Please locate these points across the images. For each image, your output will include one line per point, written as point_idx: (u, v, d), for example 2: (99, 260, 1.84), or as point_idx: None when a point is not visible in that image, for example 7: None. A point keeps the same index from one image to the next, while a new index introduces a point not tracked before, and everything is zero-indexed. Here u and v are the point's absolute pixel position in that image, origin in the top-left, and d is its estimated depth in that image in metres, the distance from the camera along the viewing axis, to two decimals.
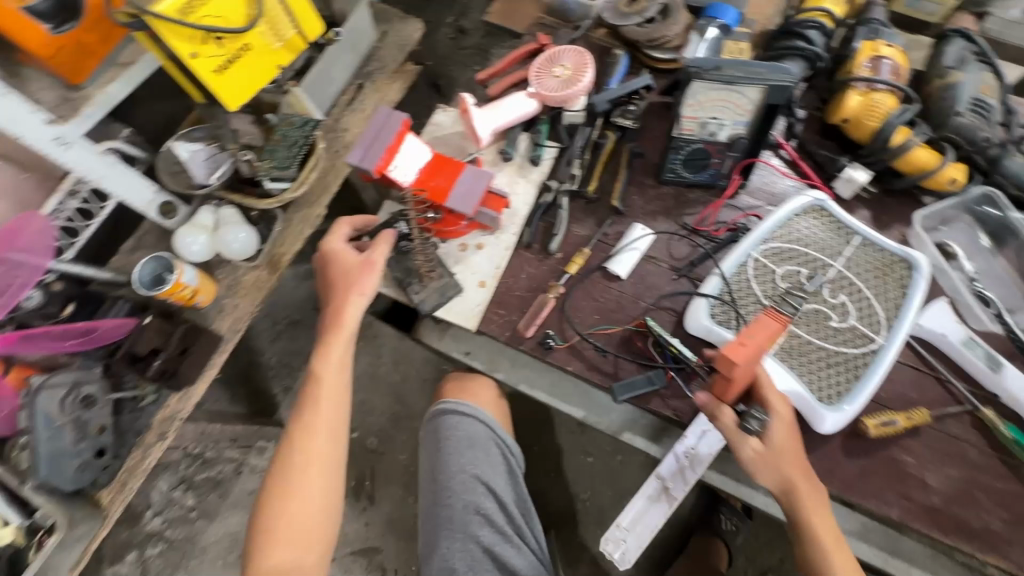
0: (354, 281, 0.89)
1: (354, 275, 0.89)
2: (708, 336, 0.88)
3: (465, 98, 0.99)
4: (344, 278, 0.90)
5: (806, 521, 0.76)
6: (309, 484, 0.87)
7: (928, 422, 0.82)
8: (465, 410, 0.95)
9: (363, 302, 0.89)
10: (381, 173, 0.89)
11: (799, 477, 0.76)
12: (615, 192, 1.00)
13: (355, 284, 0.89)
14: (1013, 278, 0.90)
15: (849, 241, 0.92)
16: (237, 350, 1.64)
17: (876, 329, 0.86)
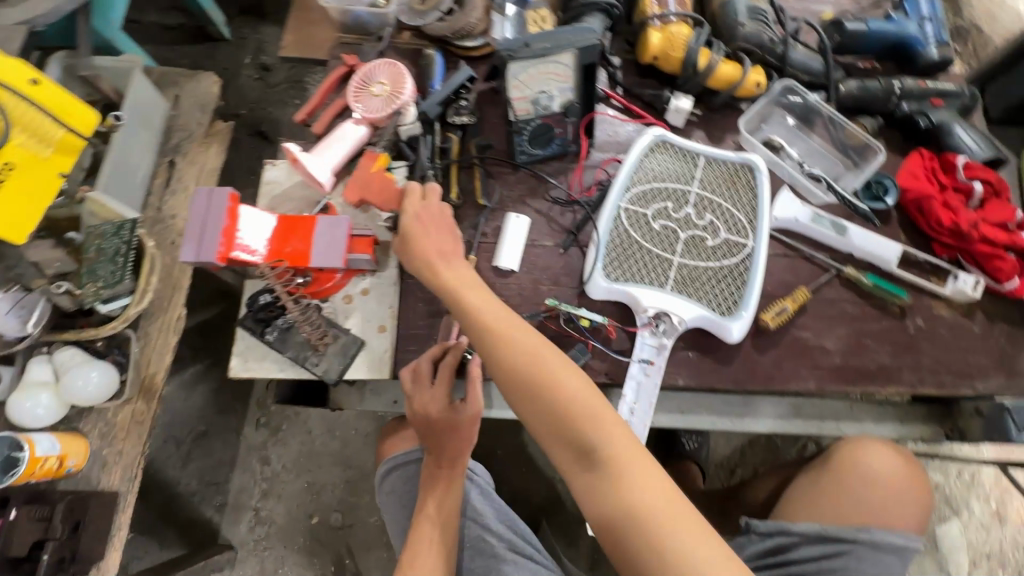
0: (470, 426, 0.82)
1: (471, 415, 0.81)
2: (611, 295, 0.91)
3: (290, 147, 0.91)
4: (454, 433, 0.81)
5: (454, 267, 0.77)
6: None
7: (810, 297, 0.92)
8: (415, 456, 0.89)
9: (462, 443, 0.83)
10: (226, 260, 0.79)
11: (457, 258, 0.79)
12: (478, 191, 0.98)
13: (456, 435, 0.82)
14: (829, 150, 1.02)
15: (697, 164, 0.98)
16: (147, 490, 1.43)
17: (744, 234, 0.94)
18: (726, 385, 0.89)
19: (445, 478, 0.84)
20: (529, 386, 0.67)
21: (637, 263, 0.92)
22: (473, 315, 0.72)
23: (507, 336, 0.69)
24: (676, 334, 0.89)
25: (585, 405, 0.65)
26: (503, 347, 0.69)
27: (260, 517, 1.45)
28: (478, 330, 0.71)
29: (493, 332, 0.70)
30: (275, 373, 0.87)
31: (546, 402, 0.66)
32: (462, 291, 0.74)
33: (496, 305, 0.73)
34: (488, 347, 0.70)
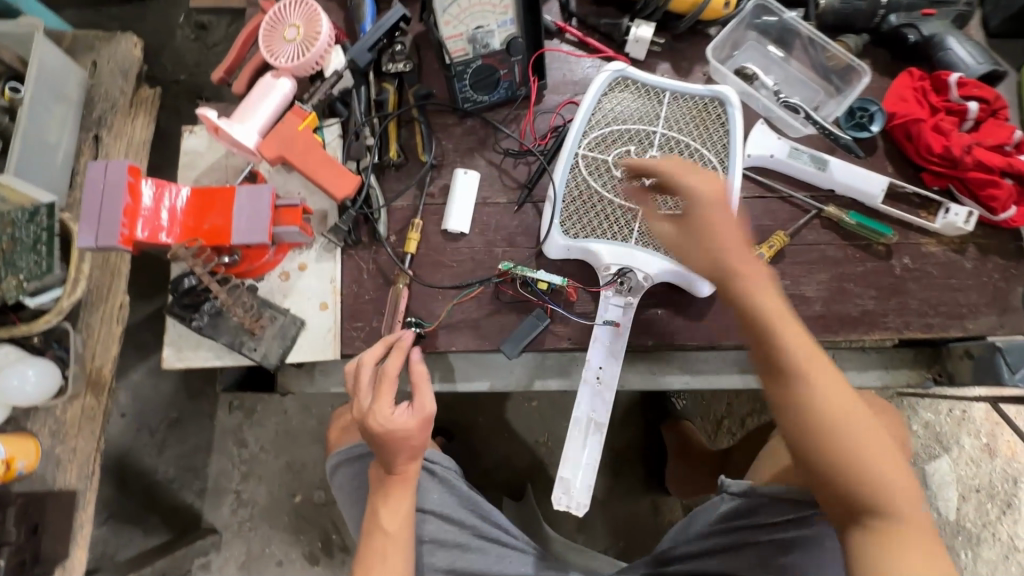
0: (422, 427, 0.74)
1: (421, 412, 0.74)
2: (570, 254, 0.84)
3: (204, 113, 0.78)
4: (408, 445, 0.73)
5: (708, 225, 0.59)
6: None
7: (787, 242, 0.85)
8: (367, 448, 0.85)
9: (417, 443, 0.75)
10: (133, 243, 0.71)
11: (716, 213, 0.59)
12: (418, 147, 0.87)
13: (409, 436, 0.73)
14: (809, 76, 0.92)
15: (661, 101, 0.88)
16: (124, 481, 1.40)
17: (714, 176, 0.85)
18: (696, 342, 0.83)
19: (400, 473, 0.78)
20: (770, 332, 0.56)
21: (598, 217, 0.84)
22: (730, 233, 0.59)
23: (733, 275, 0.58)
24: (642, 291, 0.82)
25: (807, 359, 0.56)
26: (743, 279, 0.57)
27: (241, 500, 1.43)
28: (710, 259, 0.59)
29: (726, 260, 0.58)
30: (214, 361, 0.81)
31: (778, 363, 0.56)
32: (714, 205, 0.59)
33: (739, 233, 0.59)
34: (730, 287, 0.58)
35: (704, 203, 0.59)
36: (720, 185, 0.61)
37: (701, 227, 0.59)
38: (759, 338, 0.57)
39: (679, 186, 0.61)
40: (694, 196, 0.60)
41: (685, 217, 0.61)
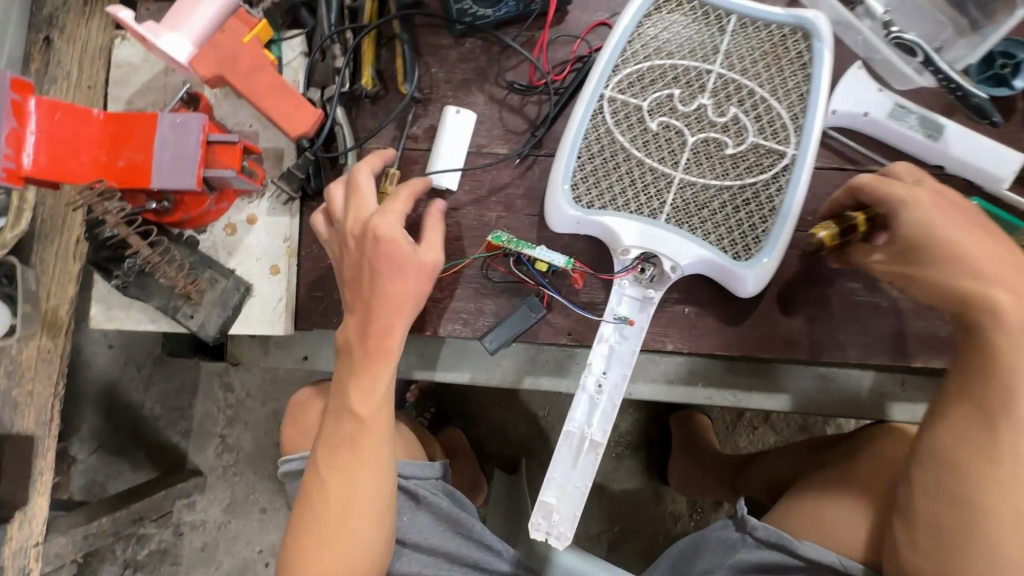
0: (387, 366, 0.61)
1: (373, 385, 0.60)
2: (579, 229, 0.66)
3: (117, 11, 0.57)
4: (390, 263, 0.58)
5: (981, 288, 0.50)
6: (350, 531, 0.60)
7: None
8: None
9: (410, 293, 0.59)
10: (21, 179, 0.56)
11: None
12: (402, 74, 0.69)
13: (398, 270, 0.58)
14: (935, 1, 0.66)
15: (724, 28, 0.66)
16: (111, 411, 1.36)
17: (782, 138, 0.64)
18: (728, 352, 0.66)
19: (345, 485, 0.61)
20: (1014, 376, 0.48)
21: (620, 182, 0.65)
22: (973, 265, 0.51)
23: (988, 299, 0.49)
24: (667, 284, 0.64)
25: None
26: (1000, 327, 0.49)
27: (226, 444, 1.39)
28: (955, 285, 0.51)
29: (995, 299, 0.49)
30: (148, 325, 0.69)
31: (992, 411, 0.48)
32: (944, 229, 0.52)
33: (1002, 249, 0.51)
34: (976, 320, 0.50)
35: (926, 229, 0.52)
36: (955, 203, 0.53)
37: (936, 253, 0.52)
38: (980, 371, 0.50)
39: (894, 207, 0.54)
40: (920, 233, 0.53)
41: (902, 240, 0.54)
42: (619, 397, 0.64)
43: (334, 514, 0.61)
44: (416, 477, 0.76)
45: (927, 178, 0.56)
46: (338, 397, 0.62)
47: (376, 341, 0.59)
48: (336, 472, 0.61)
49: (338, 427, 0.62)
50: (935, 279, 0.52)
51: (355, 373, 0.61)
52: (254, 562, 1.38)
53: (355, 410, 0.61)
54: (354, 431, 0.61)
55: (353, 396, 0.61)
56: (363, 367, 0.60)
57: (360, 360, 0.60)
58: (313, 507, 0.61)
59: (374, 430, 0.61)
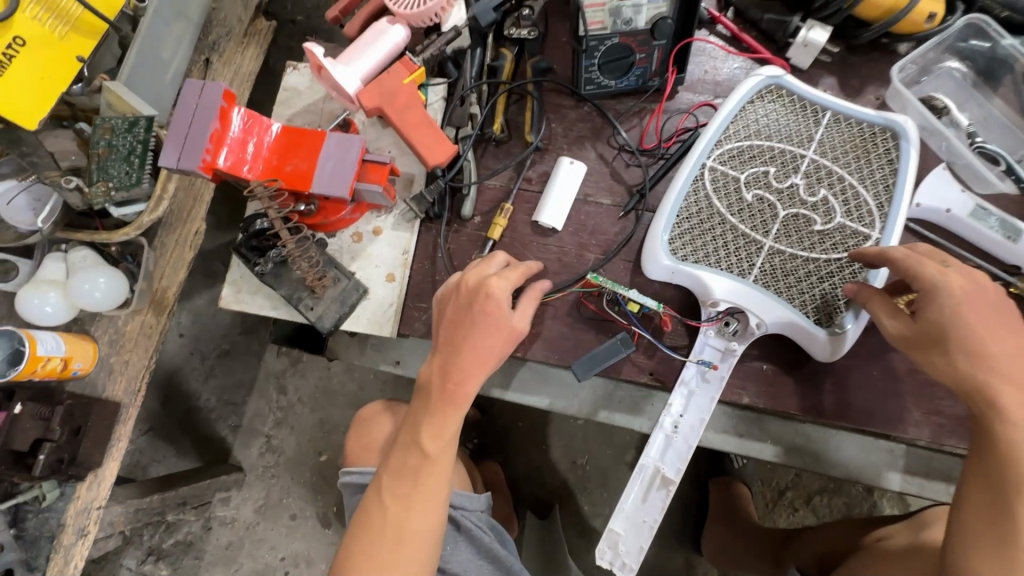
0: (458, 414, 0.64)
1: (445, 428, 0.64)
2: (672, 278, 0.72)
3: (311, 49, 0.72)
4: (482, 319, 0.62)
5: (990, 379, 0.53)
6: (400, 557, 0.62)
7: None
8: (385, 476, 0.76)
9: (494, 353, 0.63)
10: (212, 172, 0.66)
11: None
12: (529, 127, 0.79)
13: (487, 332, 0.62)
14: (1014, 121, 0.73)
15: (818, 121, 0.74)
16: (168, 398, 1.41)
17: (867, 222, 0.71)
18: (802, 413, 0.69)
19: (402, 517, 0.63)
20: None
21: (714, 242, 0.72)
22: (986, 352, 0.53)
23: (994, 391, 0.53)
24: (750, 339, 0.69)
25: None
26: (1007, 422, 0.53)
27: (271, 445, 1.44)
28: (972, 375, 0.54)
29: (999, 393, 0.53)
30: (269, 311, 0.77)
31: (1007, 497, 0.52)
32: (968, 318, 0.54)
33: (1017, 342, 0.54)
34: (982, 413, 0.54)
35: (954, 314, 0.54)
36: (983, 290, 0.55)
37: (953, 343, 0.54)
38: (994, 457, 0.53)
39: (928, 287, 0.56)
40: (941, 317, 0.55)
41: (926, 322, 0.56)
42: (695, 440, 0.67)
43: (386, 550, 0.62)
44: (464, 508, 0.78)
45: (952, 260, 0.58)
46: (406, 433, 0.66)
47: (456, 388, 0.63)
48: (393, 503, 0.63)
49: (403, 460, 0.65)
50: (950, 366, 0.55)
51: (423, 414, 0.65)
52: (274, 568, 1.38)
53: (420, 447, 0.64)
54: (416, 469, 0.64)
55: (420, 435, 0.64)
56: (437, 406, 0.64)
57: (433, 400, 0.64)
58: (367, 538, 0.62)
59: (436, 469, 0.64)
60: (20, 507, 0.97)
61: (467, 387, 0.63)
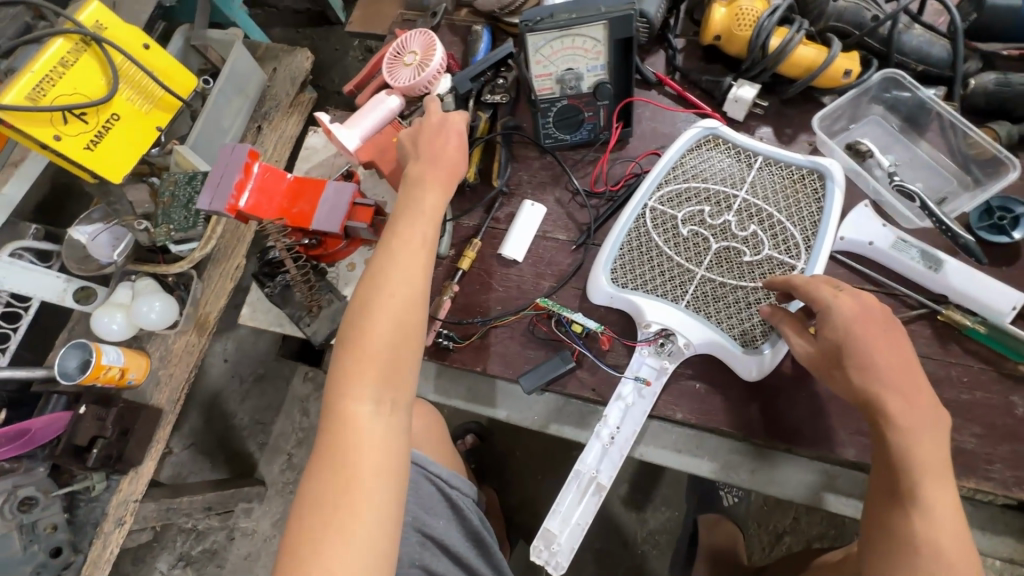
0: (425, 248, 0.72)
1: (416, 260, 0.70)
2: (612, 303, 0.80)
3: (321, 118, 0.89)
4: (444, 149, 0.77)
5: (880, 391, 0.60)
6: (401, 362, 0.66)
7: None
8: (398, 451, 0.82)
9: (448, 175, 0.76)
10: (235, 212, 0.83)
11: (922, 422, 0.59)
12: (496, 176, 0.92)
13: (449, 156, 0.77)
14: (939, 161, 0.79)
15: (751, 164, 0.82)
16: (211, 417, 1.61)
17: (794, 253, 0.77)
18: (734, 429, 0.75)
19: (389, 344, 0.65)
20: (918, 471, 0.58)
21: (652, 273, 0.80)
22: (875, 368, 0.60)
23: (882, 404, 0.60)
24: (681, 359, 0.76)
25: (935, 474, 0.58)
26: (893, 428, 0.59)
27: (291, 462, 1.58)
28: (862, 387, 0.61)
29: (887, 403, 0.60)
30: (276, 328, 0.93)
31: (902, 496, 0.59)
32: (858, 336, 0.61)
33: (901, 356, 0.61)
34: (878, 425, 0.60)
35: (847, 334, 0.61)
36: (871, 308, 0.62)
37: (847, 360, 0.61)
38: (889, 458, 0.60)
39: (823, 310, 0.63)
40: (836, 334, 0.62)
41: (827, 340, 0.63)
42: (628, 448, 0.74)
43: (385, 356, 0.65)
44: (460, 491, 0.85)
45: (847, 284, 0.65)
46: (377, 271, 0.69)
47: (422, 219, 0.73)
48: (380, 334, 0.65)
49: (379, 293, 0.67)
50: (847, 380, 0.62)
51: (395, 247, 0.70)
52: None
53: (397, 281, 0.68)
54: (396, 299, 0.67)
55: (396, 267, 0.69)
56: (408, 237, 0.71)
57: (404, 233, 0.71)
58: (357, 371, 0.64)
59: (414, 300, 0.68)
60: (75, 496, 1.15)
61: (425, 211, 0.73)
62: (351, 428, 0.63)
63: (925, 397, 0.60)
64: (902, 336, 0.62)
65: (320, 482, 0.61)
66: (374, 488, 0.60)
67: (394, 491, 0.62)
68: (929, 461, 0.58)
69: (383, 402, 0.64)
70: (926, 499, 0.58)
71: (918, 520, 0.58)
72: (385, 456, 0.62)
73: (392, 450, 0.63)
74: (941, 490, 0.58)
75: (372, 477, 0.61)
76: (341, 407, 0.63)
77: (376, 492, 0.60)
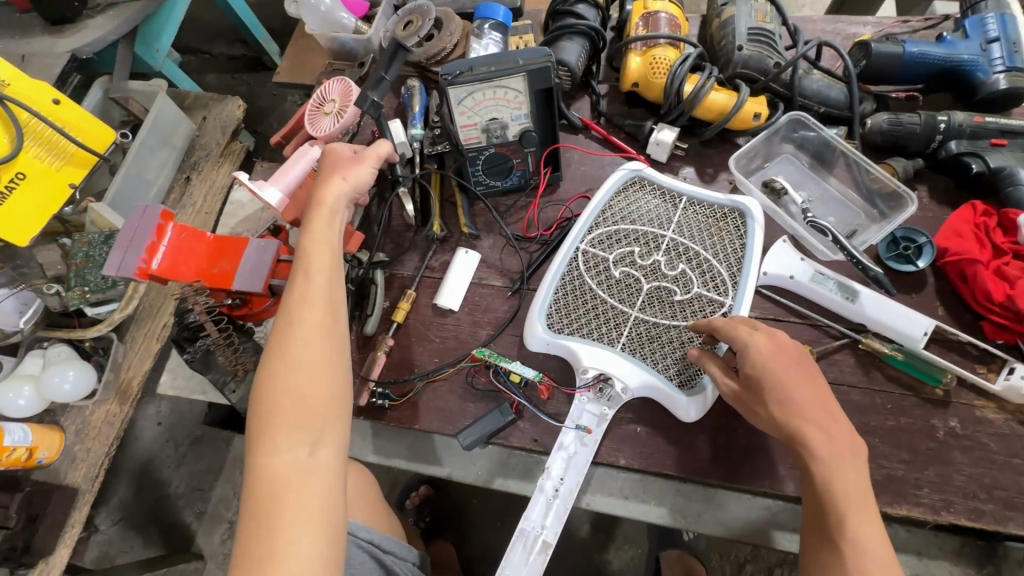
0: (333, 274, 0.66)
1: (323, 289, 0.64)
2: (550, 349, 0.79)
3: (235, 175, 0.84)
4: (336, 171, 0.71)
5: (799, 425, 0.60)
6: (311, 403, 0.59)
7: None
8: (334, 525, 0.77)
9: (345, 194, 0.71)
10: (150, 275, 0.79)
11: (843, 452, 0.59)
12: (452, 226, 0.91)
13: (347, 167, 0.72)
14: (848, 196, 0.83)
15: (677, 206, 0.84)
16: (141, 487, 1.51)
17: (722, 290, 0.78)
18: (678, 472, 0.74)
19: (298, 387, 0.59)
20: (841, 502, 0.57)
21: (587, 317, 0.79)
22: (793, 404, 0.61)
23: (804, 440, 0.60)
24: (621, 403, 0.75)
25: (858, 507, 0.57)
26: (817, 463, 0.59)
27: (233, 530, 1.46)
28: (783, 421, 0.61)
29: (809, 435, 0.59)
30: (199, 395, 0.90)
31: (832, 531, 0.57)
32: (775, 372, 0.62)
33: (817, 390, 0.62)
34: (802, 458, 0.60)
35: (762, 368, 0.62)
36: (785, 345, 0.64)
37: (768, 395, 0.62)
38: (819, 495, 0.59)
39: (742, 347, 0.64)
40: (754, 369, 0.63)
41: (746, 376, 0.64)
42: (573, 500, 0.71)
43: (293, 399, 0.58)
44: (395, 555, 0.82)
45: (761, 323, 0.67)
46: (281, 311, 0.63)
47: (325, 244, 0.67)
48: (288, 376, 0.59)
49: (285, 332, 0.61)
50: (770, 415, 0.62)
51: (294, 282, 0.65)
52: None
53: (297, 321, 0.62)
54: (303, 336, 0.61)
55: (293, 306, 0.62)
56: (310, 265, 0.65)
57: (307, 262, 0.65)
58: (269, 423, 0.58)
59: (323, 331, 0.62)
60: None
61: (324, 236, 0.67)
62: (267, 484, 0.55)
63: (843, 428, 0.60)
64: (816, 371, 0.63)
65: (242, 551, 0.53)
66: (297, 547, 0.52)
67: (325, 545, 0.54)
68: (853, 491, 0.57)
69: (301, 450, 0.57)
70: (852, 530, 0.56)
71: (849, 554, 0.55)
72: (308, 508, 0.54)
73: (319, 497, 0.55)
74: (867, 521, 0.56)
75: (295, 534, 0.53)
76: (256, 465, 0.56)
77: (299, 552, 0.52)
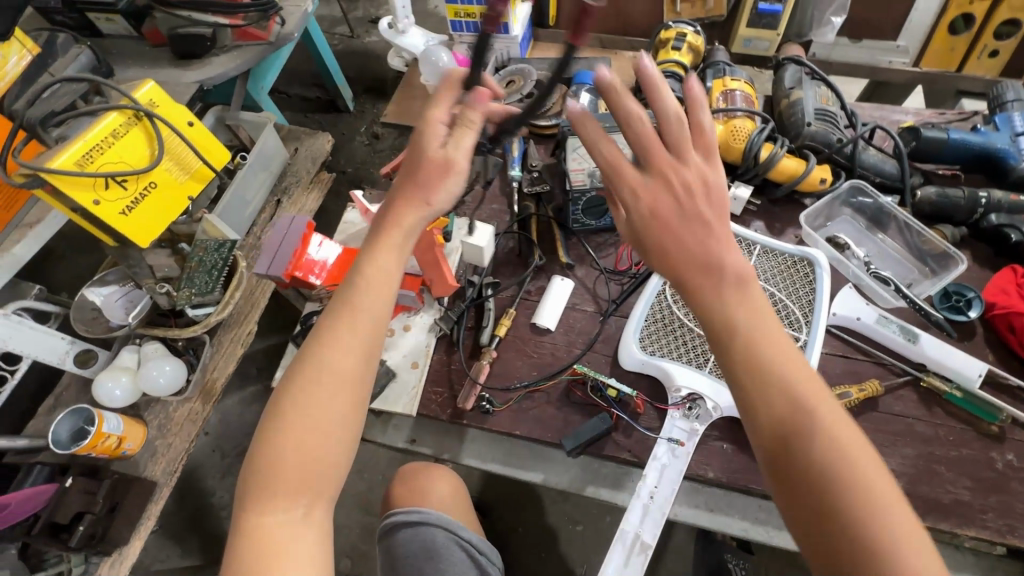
0: (378, 326, 0.62)
1: (360, 340, 0.61)
2: (643, 368, 0.88)
3: (359, 200, 1.01)
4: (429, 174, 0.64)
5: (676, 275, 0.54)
6: (319, 456, 0.58)
7: (882, 394, 0.84)
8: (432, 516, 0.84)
9: (422, 222, 0.65)
10: (292, 277, 0.90)
11: (723, 292, 0.53)
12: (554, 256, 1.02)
13: (434, 191, 0.64)
14: (903, 255, 0.96)
15: (751, 253, 0.95)
16: (183, 495, 1.53)
17: (797, 327, 0.88)
18: (762, 487, 0.81)
19: (310, 442, 0.58)
20: (731, 345, 0.51)
21: (677, 343, 0.88)
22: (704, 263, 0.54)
23: (686, 290, 0.54)
24: (710, 421, 0.83)
25: (750, 339, 0.50)
26: (709, 300, 0.53)
27: None
28: (668, 277, 0.55)
29: (691, 284, 0.54)
30: None
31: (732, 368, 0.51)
32: (657, 225, 0.55)
33: (705, 241, 0.54)
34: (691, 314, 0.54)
35: (642, 216, 0.55)
36: (673, 183, 0.55)
37: (715, 329, 0.53)
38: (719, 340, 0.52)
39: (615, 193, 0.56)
40: (634, 226, 0.56)
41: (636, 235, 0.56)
42: (668, 506, 0.78)
43: (303, 453, 0.58)
44: (488, 557, 0.86)
45: (650, 145, 0.57)
46: (309, 352, 0.61)
47: (381, 284, 0.63)
48: (300, 427, 0.58)
49: (305, 379, 0.59)
50: (727, 355, 0.52)
51: (332, 322, 0.62)
52: None
53: (326, 369, 0.59)
54: (325, 386, 0.59)
55: (324, 351, 0.60)
56: (357, 311, 0.62)
57: (354, 303, 0.62)
58: (272, 473, 0.57)
59: (347, 385, 0.60)
60: None
61: (380, 275, 0.63)
62: (259, 541, 0.56)
63: (725, 263, 0.54)
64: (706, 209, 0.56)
65: None
66: None
67: None
68: (745, 322, 0.51)
69: (302, 510, 0.57)
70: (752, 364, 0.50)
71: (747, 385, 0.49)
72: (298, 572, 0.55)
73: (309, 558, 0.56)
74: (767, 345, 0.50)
75: None
76: (250, 517, 0.56)
77: None
